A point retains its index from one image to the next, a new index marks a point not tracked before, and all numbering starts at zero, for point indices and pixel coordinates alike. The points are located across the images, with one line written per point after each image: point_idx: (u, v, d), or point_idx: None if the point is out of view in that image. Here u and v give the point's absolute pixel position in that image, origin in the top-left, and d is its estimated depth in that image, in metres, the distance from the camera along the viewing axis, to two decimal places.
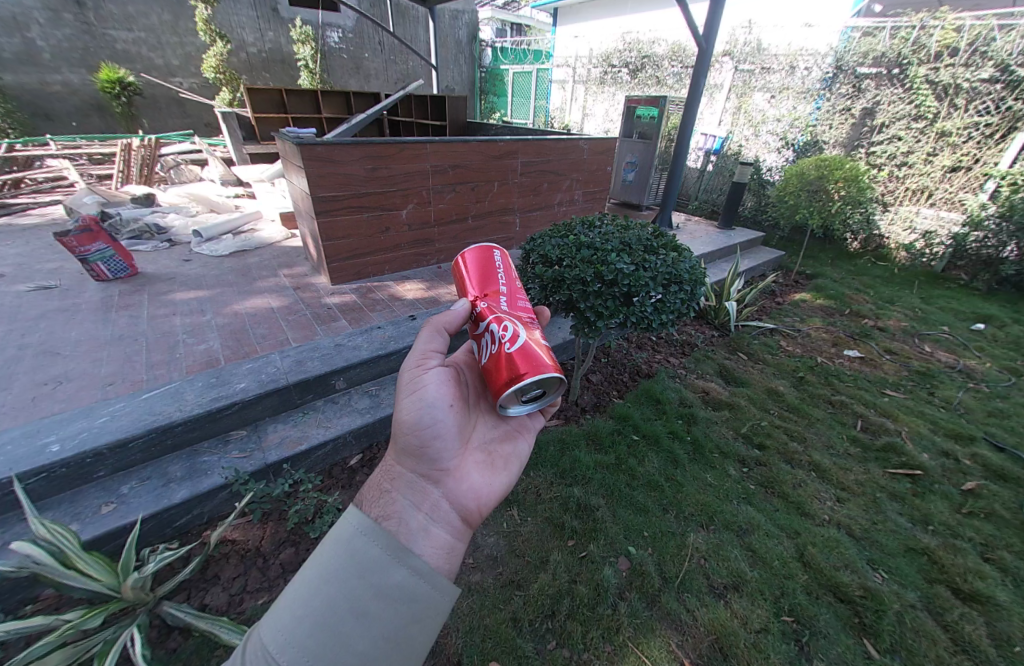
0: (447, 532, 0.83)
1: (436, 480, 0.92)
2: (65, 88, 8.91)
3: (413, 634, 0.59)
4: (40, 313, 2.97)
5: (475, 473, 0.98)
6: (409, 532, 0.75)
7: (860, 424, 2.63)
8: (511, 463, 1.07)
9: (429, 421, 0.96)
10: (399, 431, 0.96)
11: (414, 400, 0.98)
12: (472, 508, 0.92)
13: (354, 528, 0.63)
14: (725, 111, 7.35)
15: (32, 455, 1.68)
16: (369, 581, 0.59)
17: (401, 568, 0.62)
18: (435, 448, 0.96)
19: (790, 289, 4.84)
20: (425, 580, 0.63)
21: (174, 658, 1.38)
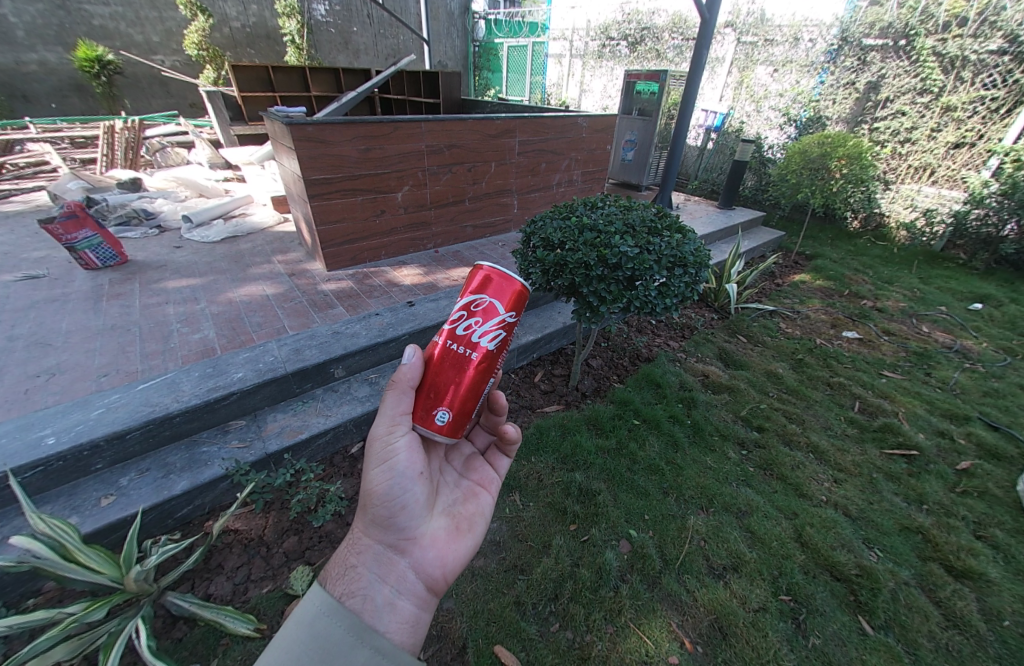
0: (413, 603, 0.87)
1: (404, 550, 0.93)
2: (41, 66, 8.52)
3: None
4: (29, 303, 2.90)
5: (442, 540, 1.01)
6: (374, 608, 0.78)
7: (858, 405, 2.64)
8: (476, 524, 1.11)
9: (399, 492, 0.95)
10: (368, 502, 0.92)
11: (384, 470, 0.95)
12: (439, 576, 0.96)
13: (318, 609, 0.69)
14: (726, 86, 7.15)
15: (28, 449, 1.66)
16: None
17: (364, 648, 0.68)
18: (404, 517, 0.96)
19: (790, 270, 4.81)
20: (387, 659, 0.69)
21: (181, 647, 1.40)
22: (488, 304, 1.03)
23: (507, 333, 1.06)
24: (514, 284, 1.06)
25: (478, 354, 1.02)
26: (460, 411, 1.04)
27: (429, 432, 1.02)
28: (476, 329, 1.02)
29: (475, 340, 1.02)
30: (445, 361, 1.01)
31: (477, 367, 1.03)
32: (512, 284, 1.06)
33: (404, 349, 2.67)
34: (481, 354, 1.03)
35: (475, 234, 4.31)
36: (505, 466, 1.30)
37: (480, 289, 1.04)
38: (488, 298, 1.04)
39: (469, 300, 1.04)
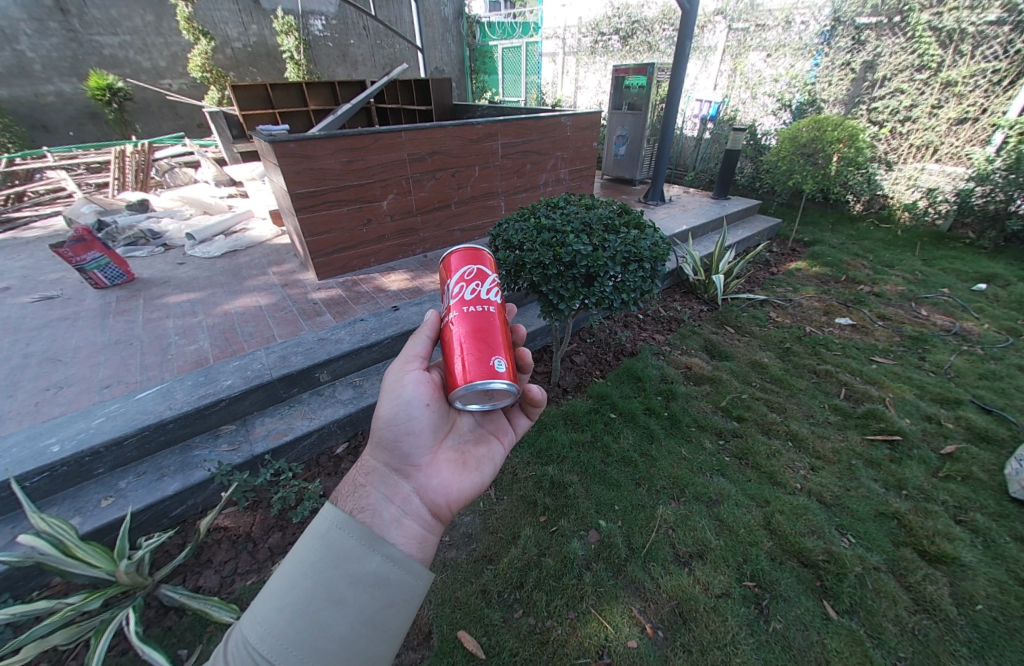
0: (418, 525, 0.88)
1: (407, 475, 0.97)
2: (57, 97, 8.97)
3: (388, 618, 0.65)
4: (43, 322, 3.10)
5: (446, 471, 1.02)
6: (382, 522, 0.80)
7: (844, 392, 2.60)
8: (484, 465, 1.11)
9: (405, 417, 1.00)
10: (377, 424, 0.99)
11: (394, 397, 1.02)
12: (441, 504, 0.97)
13: (330, 522, 0.67)
14: (720, 74, 7.03)
15: (34, 456, 1.80)
16: (346, 571, 0.63)
17: (376, 556, 0.66)
18: (409, 445, 1.01)
19: (785, 258, 4.72)
20: (400, 566, 0.68)
21: (170, 635, 1.51)
22: (479, 270, 1.18)
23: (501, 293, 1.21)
24: (484, 254, 1.25)
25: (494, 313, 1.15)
26: (504, 354, 1.09)
27: (490, 380, 1.02)
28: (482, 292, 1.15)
29: (488, 300, 1.15)
30: (472, 323, 1.09)
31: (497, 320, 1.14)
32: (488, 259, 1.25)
33: (389, 352, 2.76)
34: (495, 310, 1.15)
35: (464, 237, 4.38)
36: (524, 425, 1.31)
37: (471, 265, 1.19)
38: (480, 269, 1.19)
39: (463, 274, 1.18)
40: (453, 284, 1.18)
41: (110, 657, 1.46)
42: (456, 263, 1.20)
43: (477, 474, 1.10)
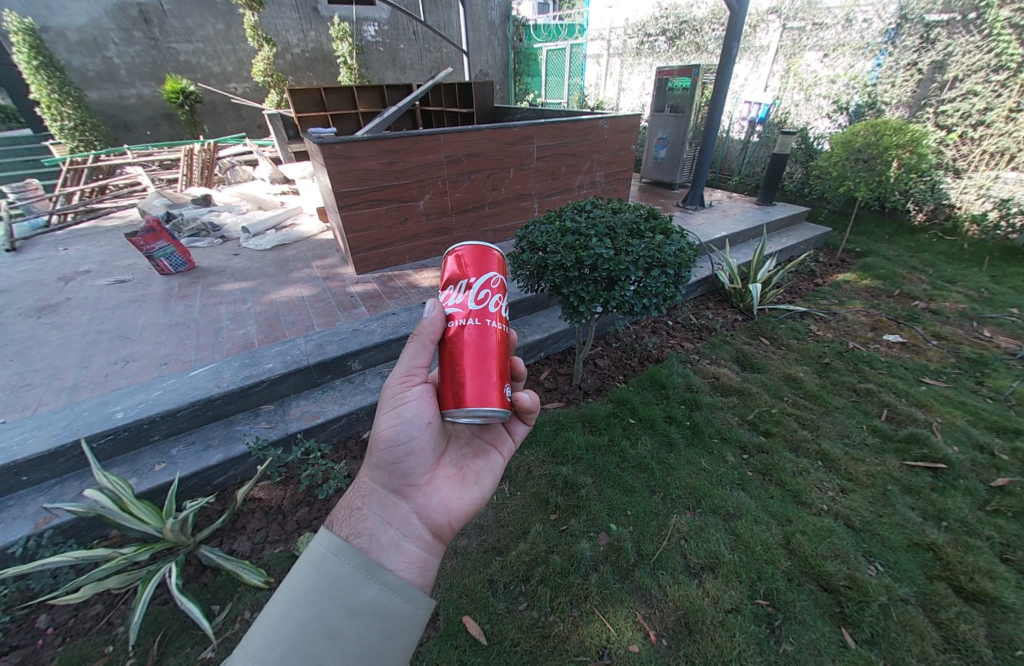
0: (417, 546, 0.93)
1: (407, 495, 1.02)
2: (139, 100, 9.92)
3: (386, 647, 0.68)
4: (117, 303, 3.47)
5: (446, 488, 1.08)
6: (381, 547, 0.85)
7: (885, 413, 2.44)
8: (483, 478, 1.17)
9: (404, 439, 1.05)
10: (376, 445, 1.03)
11: (393, 417, 1.05)
12: (442, 522, 1.02)
13: (326, 551, 0.72)
14: (771, 75, 6.57)
15: (103, 420, 2.05)
16: (343, 599, 0.68)
17: (373, 584, 0.72)
18: (409, 465, 1.05)
19: (832, 269, 4.45)
20: (395, 593, 0.74)
21: (206, 590, 1.67)
22: (500, 281, 1.18)
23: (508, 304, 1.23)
24: (496, 253, 1.22)
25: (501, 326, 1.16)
26: (502, 377, 1.11)
27: (485, 407, 1.05)
28: (497, 303, 1.16)
29: (499, 312, 1.16)
30: (478, 337, 1.09)
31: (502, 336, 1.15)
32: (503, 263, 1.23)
33: None
34: (501, 323, 1.16)
35: (496, 238, 4.46)
36: (522, 432, 1.34)
37: (487, 268, 1.17)
38: (496, 274, 1.18)
39: (479, 278, 1.15)
40: (472, 286, 1.14)
41: (154, 605, 1.63)
42: (468, 261, 1.16)
43: (478, 488, 1.15)
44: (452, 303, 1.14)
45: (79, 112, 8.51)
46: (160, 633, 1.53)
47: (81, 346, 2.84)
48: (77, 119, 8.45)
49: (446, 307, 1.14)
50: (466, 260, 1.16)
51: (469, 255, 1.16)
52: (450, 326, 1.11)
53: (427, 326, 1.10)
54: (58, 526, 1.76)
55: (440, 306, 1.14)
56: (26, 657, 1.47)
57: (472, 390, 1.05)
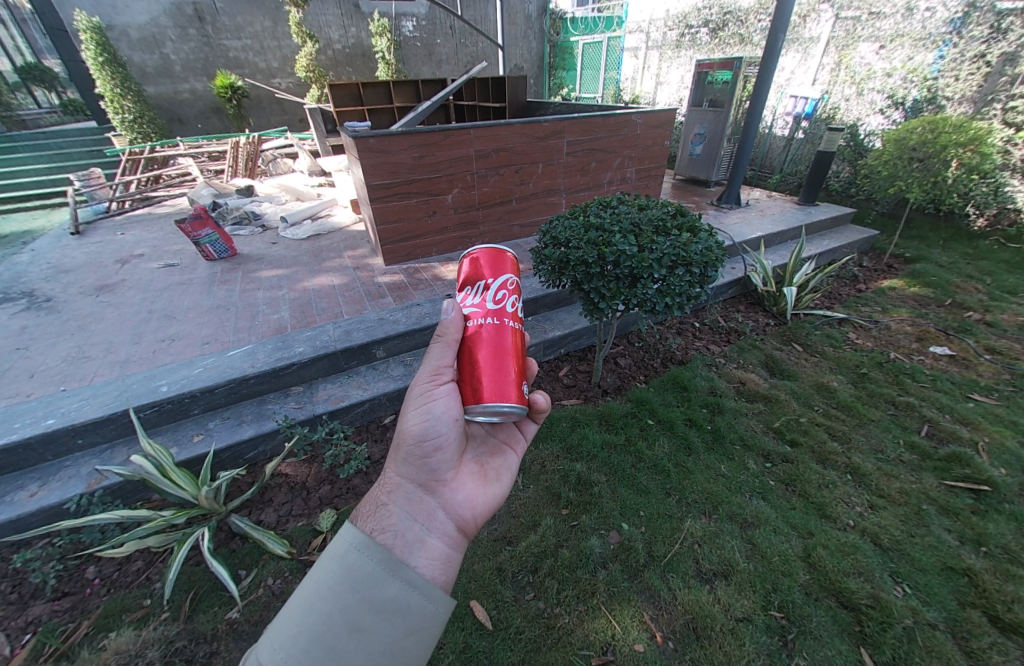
0: (442, 542, 0.90)
1: (433, 490, 1.01)
2: (192, 94, 10.52)
3: (407, 645, 0.67)
4: (166, 285, 3.74)
5: (469, 485, 1.09)
6: (406, 543, 0.82)
7: (926, 429, 2.28)
8: (502, 475, 1.19)
9: (434, 434, 1.05)
10: (404, 439, 1.02)
11: (421, 411, 1.05)
12: (467, 517, 1.03)
13: (349, 545, 0.71)
14: (821, 67, 6.20)
15: (150, 392, 2.22)
16: (364, 596, 0.67)
17: (395, 581, 0.70)
18: (435, 461, 1.05)
19: (876, 274, 4.17)
20: (418, 593, 0.71)
21: (234, 556, 1.79)
22: (516, 282, 1.21)
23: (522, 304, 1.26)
24: (511, 255, 1.25)
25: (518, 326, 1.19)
26: (518, 376, 1.15)
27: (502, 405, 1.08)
28: (513, 303, 1.19)
29: (515, 312, 1.19)
30: (495, 336, 1.12)
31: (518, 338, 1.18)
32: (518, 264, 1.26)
33: None
34: (517, 323, 1.19)
35: (522, 233, 4.46)
36: (533, 430, 1.38)
37: (501, 268, 1.20)
38: (511, 275, 1.21)
39: (496, 278, 1.18)
40: (490, 286, 1.17)
41: (188, 565, 1.77)
42: (485, 263, 1.20)
43: (496, 485, 1.17)
44: (469, 303, 1.17)
45: (138, 106, 9.12)
46: (192, 591, 1.66)
47: (134, 324, 3.07)
48: (137, 112, 9.07)
49: (464, 307, 1.17)
50: (483, 262, 1.20)
51: (486, 257, 1.20)
52: (469, 325, 1.15)
53: (447, 325, 1.13)
54: (107, 486, 1.94)
55: (458, 306, 1.17)
56: (77, 602, 1.63)
57: (489, 388, 1.08)
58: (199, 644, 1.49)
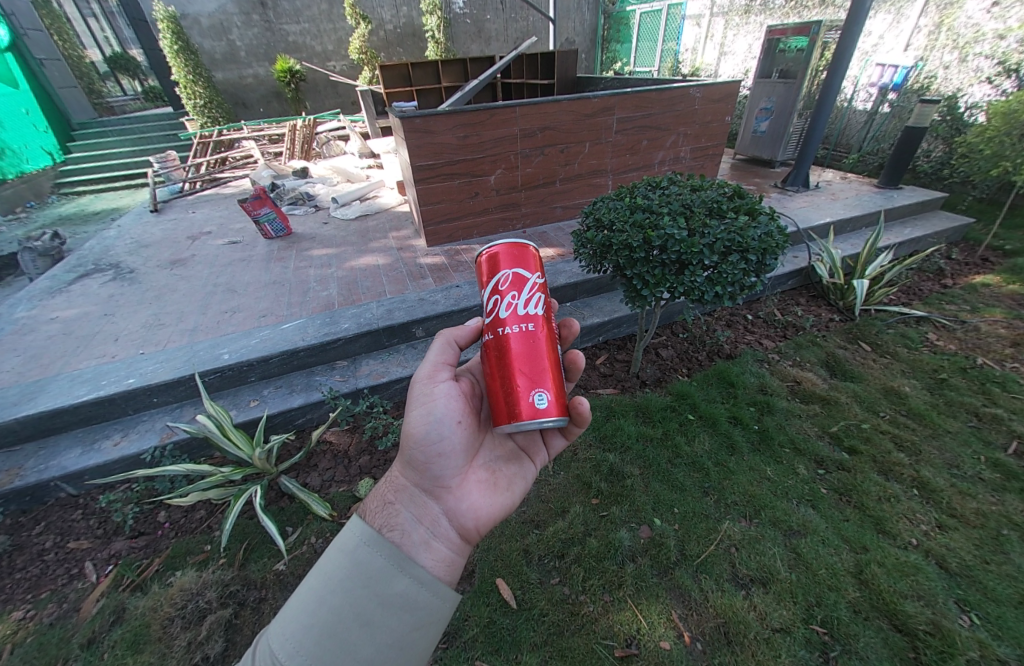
0: (445, 547, 0.98)
1: (438, 496, 1.06)
2: (254, 79, 11.07)
3: (415, 639, 0.78)
4: (230, 260, 4.04)
5: (476, 492, 1.11)
6: (412, 543, 0.91)
7: (1015, 446, 1.98)
8: (515, 483, 1.19)
9: (436, 438, 1.09)
10: (408, 443, 1.09)
11: (423, 413, 1.10)
12: (471, 526, 1.06)
13: (361, 543, 0.81)
14: (917, 30, 5.31)
15: (214, 359, 2.44)
16: (375, 591, 0.77)
17: (404, 577, 0.81)
18: (439, 466, 1.09)
19: (970, 268, 3.63)
20: (423, 588, 0.82)
21: (282, 513, 1.96)
22: (513, 278, 1.12)
23: (545, 294, 1.16)
24: (528, 249, 1.18)
25: (533, 323, 1.11)
26: (531, 383, 1.05)
27: (538, 417, 1.03)
28: (518, 302, 1.11)
29: (519, 312, 1.11)
30: (500, 348, 1.08)
31: (540, 334, 1.11)
32: (527, 253, 1.17)
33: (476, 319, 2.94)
34: (524, 323, 1.10)
35: (565, 215, 4.34)
36: (559, 445, 1.31)
37: (500, 267, 1.14)
38: (509, 271, 1.13)
39: (493, 281, 1.14)
40: (489, 293, 1.15)
41: (243, 518, 1.95)
42: (490, 265, 1.16)
43: (509, 494, 1.18)
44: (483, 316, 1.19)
45: (209, 91, 9.75)
46: (245, 542, 1.84)
47: (202, 296, 3.36)
48: (207, 98, 9.71)
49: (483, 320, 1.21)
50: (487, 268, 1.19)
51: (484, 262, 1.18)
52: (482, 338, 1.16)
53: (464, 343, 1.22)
54: (177, 441, 2.17)
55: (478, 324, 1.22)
56: (150, 542, 1.86)
57: (500, 405, 1.06)
58: (250, 589, 1.65)
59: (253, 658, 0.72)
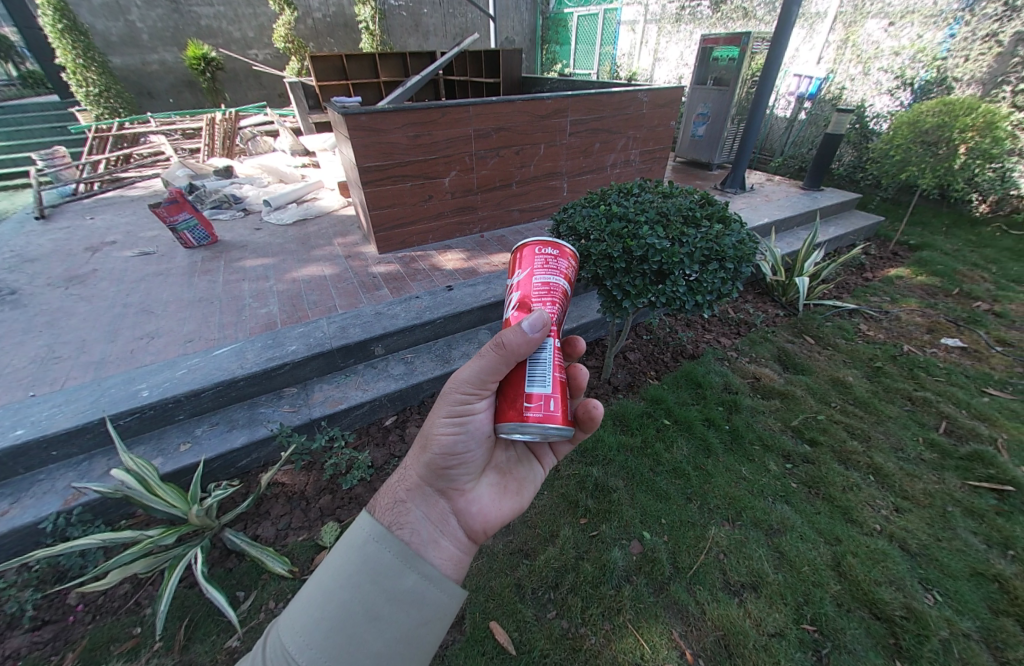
0: (454, 546, 0.89)
1: (449, 496, 0.95)
2: (161, 66, 9.79)
3: (422, 635, 0.69)
4: (142, 275, 3.48)
5: (487, 496, 1.00)
6: (422, 541, 0.81)
7: (944, 426, 2.21)
8: (523, 489, 1.10)
9: (461, 449, 0.95)
10: (428, 447, 0.93)
11: (452, 424, 0.93)
12: (479, 529, 0.96)
13: (369, 535, 0.72)
14: (826, 45, 5.94)
15: (129, 398, 2.04)
16: (383, 586, 0.68)
17: (412, 573, 0.71)
18: (455, 470, 0.97)
19: (884, 263, 4.06)
20: (433, 585, 0.72)
21: (230, 576, 1.68)
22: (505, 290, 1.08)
23: (520, 289, 0.99)
24: (549, 251, 1.03)
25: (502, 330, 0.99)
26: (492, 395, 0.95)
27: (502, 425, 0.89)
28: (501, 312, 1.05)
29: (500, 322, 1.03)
30: None
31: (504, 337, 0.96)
32: (524, 248, 1.06)
33: (441, 332, 2.77)
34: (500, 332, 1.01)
35: (523, 218, 4.26)
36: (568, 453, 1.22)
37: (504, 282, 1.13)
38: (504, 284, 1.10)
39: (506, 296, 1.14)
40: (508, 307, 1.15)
41: (181, 588, 1.65)
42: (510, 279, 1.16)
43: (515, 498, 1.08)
44: None
45: (104, 77, 8.47)
46: (186, 619, 1.54)
47: (107, 319, 2.85)
48: (101, 85, 8.42)
49: None
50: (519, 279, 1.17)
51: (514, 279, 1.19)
52: None
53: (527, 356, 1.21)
54: (86, 503, 1.78)
55: None
56: (58, 633, 1.50)
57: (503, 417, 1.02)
58: None
59: (262, 655, 0.64)
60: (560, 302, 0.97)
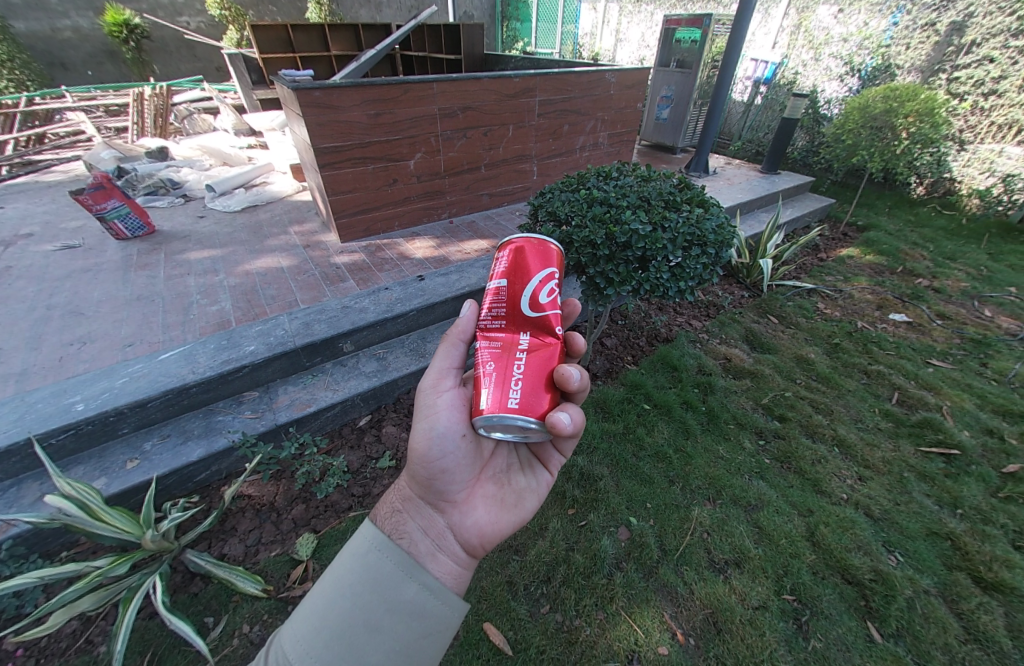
0: (452, 561, 0.82)
1: (443, 509, 0.89)
2: (74, 32, 8.61)
3: (423, 648, 0.62)
4: (66, 272, 3.07)
5: (484, 508, 0.93)
6: (419, 552, 0.76)
7: (896, 396, 2.38)
8: (525, 500, 1.00)
9: (439, 453, 0.89)
10: (410, 458, 0.90)
11: (427, 427, 0.90)
12: (477, 544, 0.87)
13: (370, 542, 0.68)
14: (781, 30, 6.09)
15: (60, 413, 1.80)
16: (383, 596, 0.63)
17: (413, 583, 0.65)
18: (443, 480, 0.91)
19: (836, 244, 4.29)
20: (435, 596, 0.66)
21: (196, 601, 1.54)
22: None
23: None
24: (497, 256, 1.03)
25: None
26: None
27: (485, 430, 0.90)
28: None
29: None
30: None
31: None
32: None
33: (413, 325, 2.65)
34: None
35: (492, 202, 4.13)
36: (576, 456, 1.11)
37: None
38: None
39: None
40: None
41: (138, 620, 1.49)
42: None
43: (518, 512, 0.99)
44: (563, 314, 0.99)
45: (4, 44, 7.34)
46: (148, 653, 1.40)
47: (27, 324, 2.49)
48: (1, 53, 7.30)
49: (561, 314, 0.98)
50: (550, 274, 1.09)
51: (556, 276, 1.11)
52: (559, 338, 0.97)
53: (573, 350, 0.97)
54: (16, 536, 1.56)
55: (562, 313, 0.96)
56: None
57: None
58: None
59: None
60: (490, 297, 0.93)
